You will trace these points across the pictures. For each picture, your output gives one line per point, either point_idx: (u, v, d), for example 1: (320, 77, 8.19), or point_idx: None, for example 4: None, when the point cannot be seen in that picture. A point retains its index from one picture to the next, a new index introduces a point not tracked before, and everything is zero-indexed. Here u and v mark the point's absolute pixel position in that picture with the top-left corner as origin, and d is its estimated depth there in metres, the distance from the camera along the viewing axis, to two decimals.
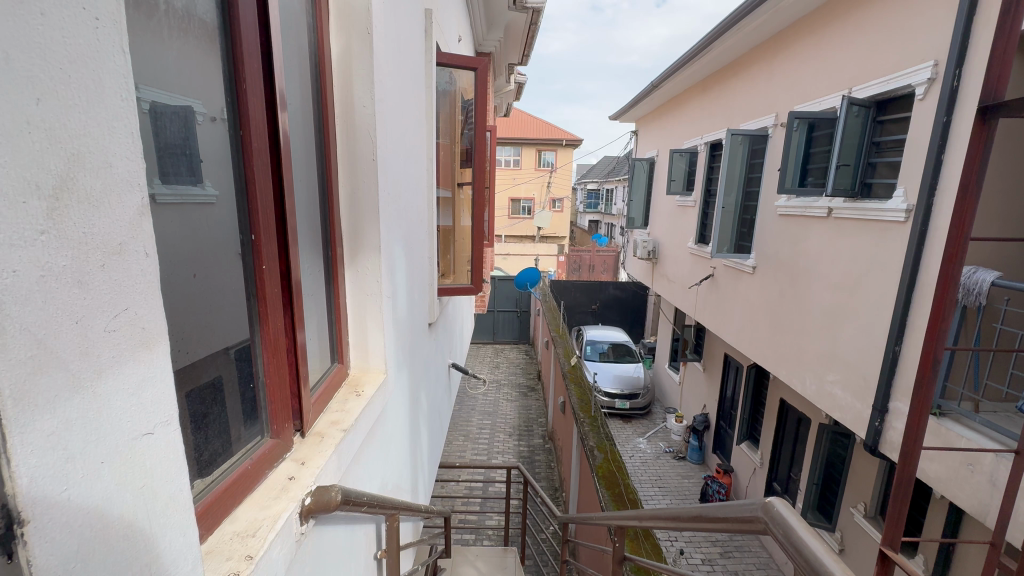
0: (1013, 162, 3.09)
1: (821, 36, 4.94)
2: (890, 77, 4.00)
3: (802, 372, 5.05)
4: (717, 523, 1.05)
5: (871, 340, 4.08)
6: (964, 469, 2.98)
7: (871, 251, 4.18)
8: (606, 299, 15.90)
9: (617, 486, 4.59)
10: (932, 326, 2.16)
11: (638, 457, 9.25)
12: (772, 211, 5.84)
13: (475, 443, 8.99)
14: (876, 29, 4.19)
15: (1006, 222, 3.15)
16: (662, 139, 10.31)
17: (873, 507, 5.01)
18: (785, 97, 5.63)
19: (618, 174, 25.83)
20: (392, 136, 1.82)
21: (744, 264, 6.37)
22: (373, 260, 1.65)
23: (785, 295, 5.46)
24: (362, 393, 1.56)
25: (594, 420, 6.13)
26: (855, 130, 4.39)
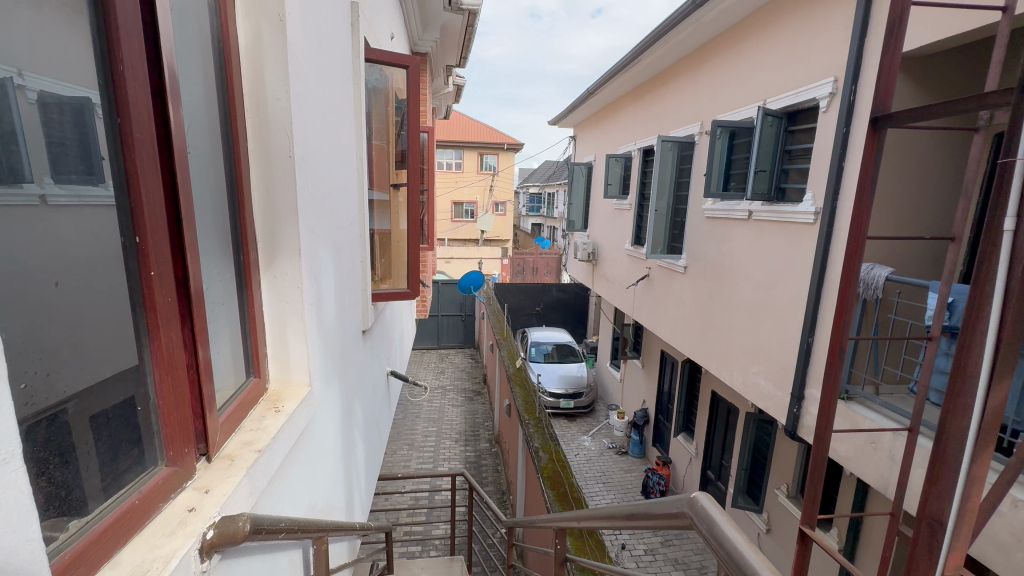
0: (901, 169, 3.45)
1: (740, 51, 5.30)
2: (798, 90, 4.36)
3: (730, 365, 5.37)
4: (648, 520, 1.07)
5: (788, 333, 4.43)
6: (868, 447, 3.29)
7: (786, 251, 4.53)
8: (550, 301, 16.13)
9: (562, 486, 4.63)
10: (836, 318, 2.35)
11: (583, 455, 9.44)
12: (700, 214, 6.18)
13: (420, 452, 8.76)
14: (785, 47, 4.56)
15: (895, 224, 3.52)
16: (599, 145, 10.64)
17: (794, 487, 5.44)
18: (709, 107, 5.99)
19: (559, 178, 26.43)
20: (312, 133, 1.71)
21: (676, 265, 6.71)
22: (292, 264, 1.53)
23: (714, 293, 5.79)
24: (282, 409, 1.44)
25: (539, 421, 6.17)
26: (770, 138, 4.74)
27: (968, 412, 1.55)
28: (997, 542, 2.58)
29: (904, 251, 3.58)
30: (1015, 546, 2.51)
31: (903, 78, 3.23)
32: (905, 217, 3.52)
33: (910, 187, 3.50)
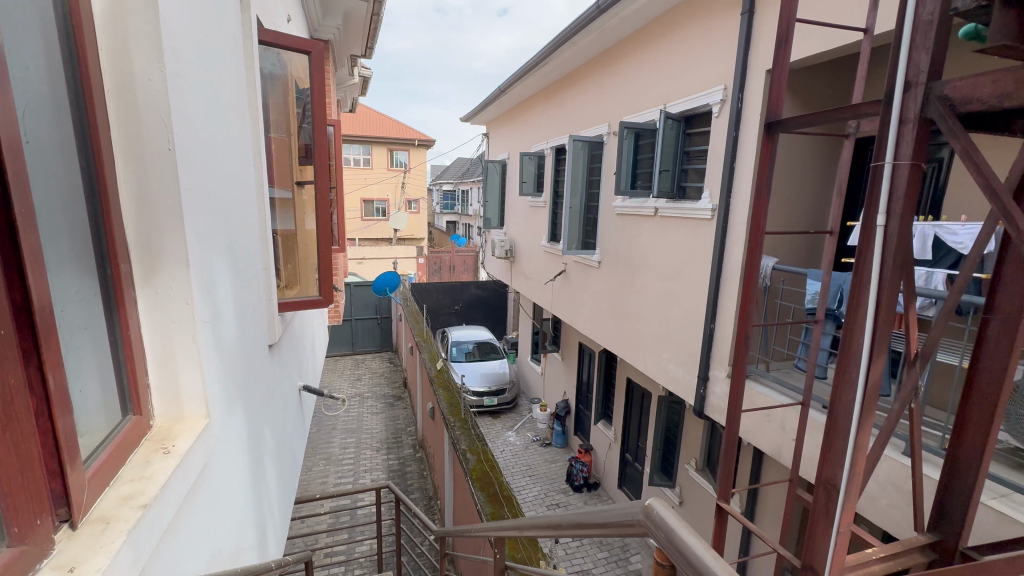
0: (784, 170, 3.85)
1: (641, 57, 5.62)
2: (693, 96, 4.72)
3: (643, 353, 5.69)
4: (599, 528, 1.04)
5: (693, 320, 4.79)
6: (764, 420, 3.65)
7: (688, 244, 4.89)
8: (469, 299, 16.03)
9: (492, 486, 4.59)
10: (742, 307, 2.54)
11: (508, 451, 9.52)
12: (611, 210, 6.47)
13: (338, 466, 8.24)
14: (681, 56, 4.92)
15: (779, 219, 3.94)
16: (512, 143, 10.75)
17: (701, 461, 5.93)
18: (615, 108, 6.27)
19: (472, 175, 26.35)
20: (196, 121, 1.46)
21: (590, 260, 6.98)
22: (178, 276, 1.30)
23: (626, 285, 6.10)
24: (173, 448, 1.22)
25: (465, 423, 6.07)
26: (671, 140, 5.06)
27: (853, 386, 1.75)
28: (868, 492, 2.98)
29: (785, 243, 4.04)
30: (881, 495, 2.91)
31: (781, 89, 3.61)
32: (787, 212, 3.95)
33: (790, 186, 3.93)
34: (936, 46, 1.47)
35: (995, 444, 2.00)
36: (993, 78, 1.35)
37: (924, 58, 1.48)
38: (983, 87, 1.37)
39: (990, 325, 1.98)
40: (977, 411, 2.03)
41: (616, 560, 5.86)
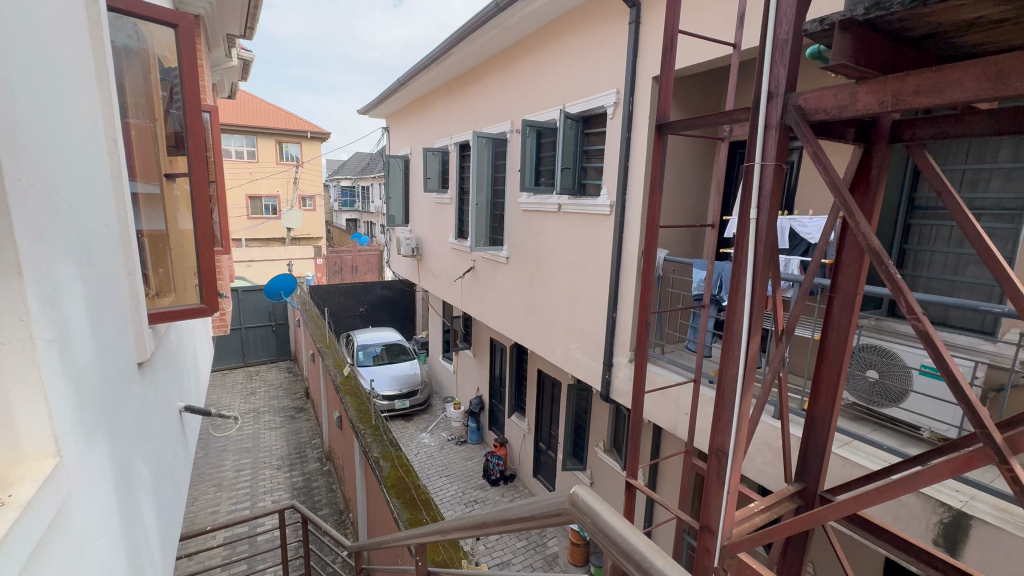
0: (670, 169, 4.23)
1: (540, 57, 5.79)
2: (589, 98, 4.98)
3: (552, 344, 5.91)
4: (524, 523, 1.04)
5: (597, 310, 5.07)
6: (662, 397, 3.99)
7: (590, 239, 5.15)
8: (374, 300, 15.35)
9: (408, 491, 4.46)
10: (642, 297, 2.70)
11: (423, 453, 9.32)
12: (517, 207, 6.60)
13: (231, 491, 7.43)
14: (577, 59, 5.15)
15: (668, 214, 4.30)
16: (413, 138, 10.47)
17: (609, 442, 6.32)
18: (517, 107, 6.40)
19: (373, 171, 25.22)
20: (24, 99, 1.20)
21: (499, 256, 7.07)
22: (6, 286, 1.06)
23: (534, 279, 6.27)
24: (12, 496, 1.01)
25: (376, 429, 5.80)
26: (571, 139, 5.27)
27: (736, 362, 1.96)
28: (747, 453, 3.39)
29: (673, 236, 4.43)
30: (758, 454, 3.32)
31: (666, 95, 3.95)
32: (674, 209, 4.34)
33: (676, 184, 4.32)
34: (791, 62, 1.69)
35: (841, 400, 2.38)
36: (834, 92, 1.59)
37: (782, 72, 1.70)
38: (826, 99, 1.61)
39: (836, 301, 2.35)
40: (828, 374, 2.40)
41: (533, 546, 6.06)
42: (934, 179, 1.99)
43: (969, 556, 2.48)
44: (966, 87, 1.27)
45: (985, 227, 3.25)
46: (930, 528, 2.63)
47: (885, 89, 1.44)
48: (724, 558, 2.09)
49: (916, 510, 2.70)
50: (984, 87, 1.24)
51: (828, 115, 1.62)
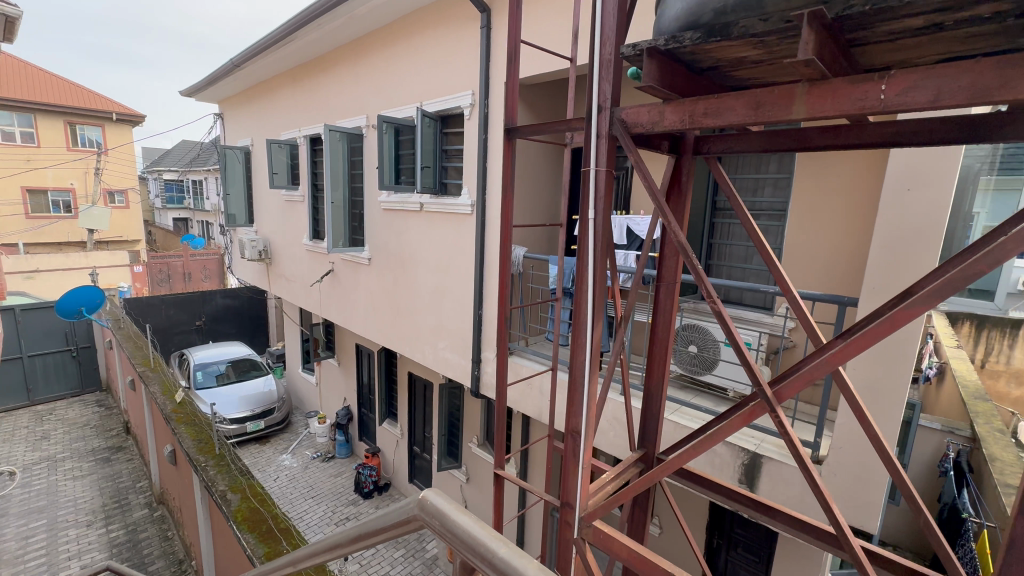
0: (523, 171, 4.46)
1: (394, 52, 5.62)
2: (446, 97, 4.99)
3: (420, 345, 5.82)
4: (378, 537, 1.02)
5: (464, 309, 5.14)
6: (527, 388, 4.21)
7: (453, 237, 5.19)
8: (214, 311, 13.35)
9: (264, 522, 4.00)
10: (501, 293, 2.69)
11: (283, 476, 8.44)
12: (378, 206, 6.34)
13: (16, 565, 5.82)
14: (432, 58, 5.13)
15: (525, 213, 4.56)
16: (255, 127, 9.35)
17: (482, 436, 6.48)
18: (373, 102, 6.12)
19: (206, 163, 21.92)
20: None
21: (360, 257, 6.70)
22: None
23: (398, 280, 6.08)
24: None
25: (221, 459, 5.07)
26: (429, 138, 5.22)
27: (584, 349, 2.16)
28: (601, 429, 3.76)
29: (530, 235, 4.71)
30: (610, 428, 3.71)
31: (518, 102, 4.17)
32: (529, 208, 4.61)
33: (530, 185, 4.58)
34: (614, 79, 1.91)
35: (669, 374, 2.79)
36: (647, 109, 1.83)
37: (608, 88, 1.91)
38: (642, 115, 1.85)
39: (661, 289, 2.72)
40: (658, 353, 2.78)
41: (411, 554, 5.91)
42: (724, 185, 2.44)
43: (762, 487, 3.11)
44: (738, 112, 1.57)
45: (763, 225, 4.06)
46: (736, 470, 3.23)
47: (684, 110, 1.70)
48: (582, 529, 2.29)
49: (727, 457, 3.27)
50: (749, 113, 1.55)
51: (644, 129, 1.85)
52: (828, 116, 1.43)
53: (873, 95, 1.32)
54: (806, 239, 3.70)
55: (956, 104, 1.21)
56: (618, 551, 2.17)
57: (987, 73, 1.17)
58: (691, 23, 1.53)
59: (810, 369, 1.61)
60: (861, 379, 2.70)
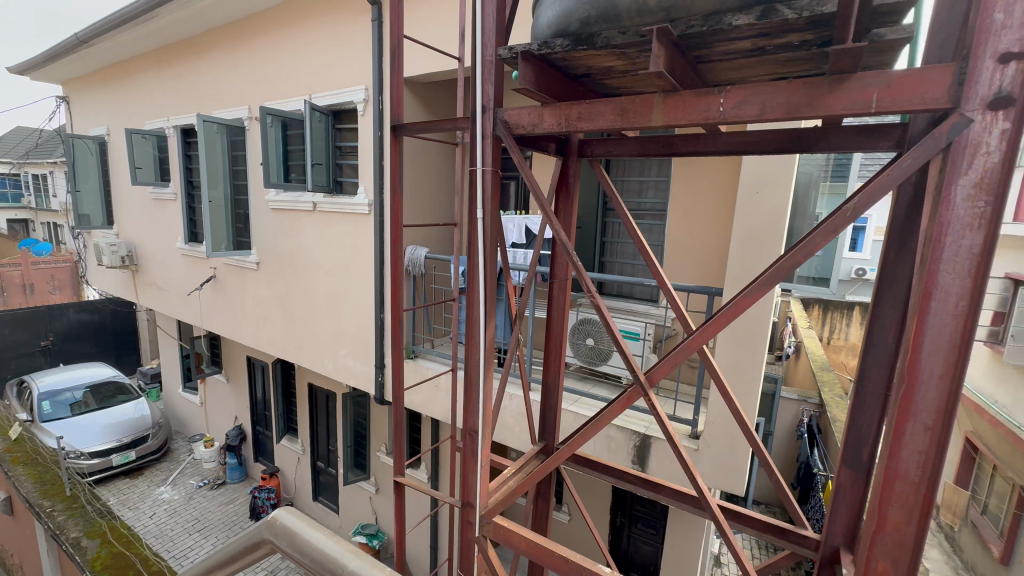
0: (418, 171, 4.48)
1: (279, 39, 5.22)
2: (338, 91, 4.74)
3: (319, 354, 5.47)
4: (231, 565, 0.96)
5: (364, 313, 4.93)
6: (434, 391, 4.23)
7: (351, 239, 4.95)
8: (65, 328, 11.32)
9: (133, 569, 3.48)
10: (393, 295, 2.57)
11: (162, 511, 7.47)
12: (265, 205, 5.83)
13: None
14: (322, 49, 4.84)
15: (422, 214, 4.61)
16: (111, 114, 8.11)
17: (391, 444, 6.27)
18: (255, 91, 5.62)
19: (49, 154, 18.59)
20: None
21: (247, 261, 6.12)
22: None
23: (292, 286, 5.66)
24: None
25: (74, 501, 4.31)
26: (320, 133, 4.90)
27: (478, 348, 2.17)
28: (507, 425, 3.84)
29: (427, 235, 4.75)
30: (515, 424, 3.80)
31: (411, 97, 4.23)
32: (427, 209, 4.66)
33: (426, 185, 4.60)
34: (496, 81, 1.95)
35: (565, 367, 2.91)
36: (528, 111, 1.88)
37: (490, 89, 1.93)
38: (523, 117, 1.90)
39: (554, 286, 2.83)
40: (554, 347, 2.89)
41: None
42: (607, 187, 2.59)
43: (651, 466, 3.39)
44: (607, 117, 1.68)
45: (647, 225, 4.42)
46: (629, 453, 3.47)
47: (560, 114, 1.78)
48: (483, 526, 2.31)
49: (621, 441, 3.50)
50: (617, 119, 1.67)
51: (526, 130, 1.91)
52: (680, 124, 1.58)
53: (714, 107, 1.49)
54: (682, 237, 4.09)
55: (776, 117, 1.41)
56: (517, 544, 2.22)
57: (797, 92, 1.37)
58: (561, 31, 1.61)
59: (674, 353, 1.77)
60: (727, 361, 3.04)
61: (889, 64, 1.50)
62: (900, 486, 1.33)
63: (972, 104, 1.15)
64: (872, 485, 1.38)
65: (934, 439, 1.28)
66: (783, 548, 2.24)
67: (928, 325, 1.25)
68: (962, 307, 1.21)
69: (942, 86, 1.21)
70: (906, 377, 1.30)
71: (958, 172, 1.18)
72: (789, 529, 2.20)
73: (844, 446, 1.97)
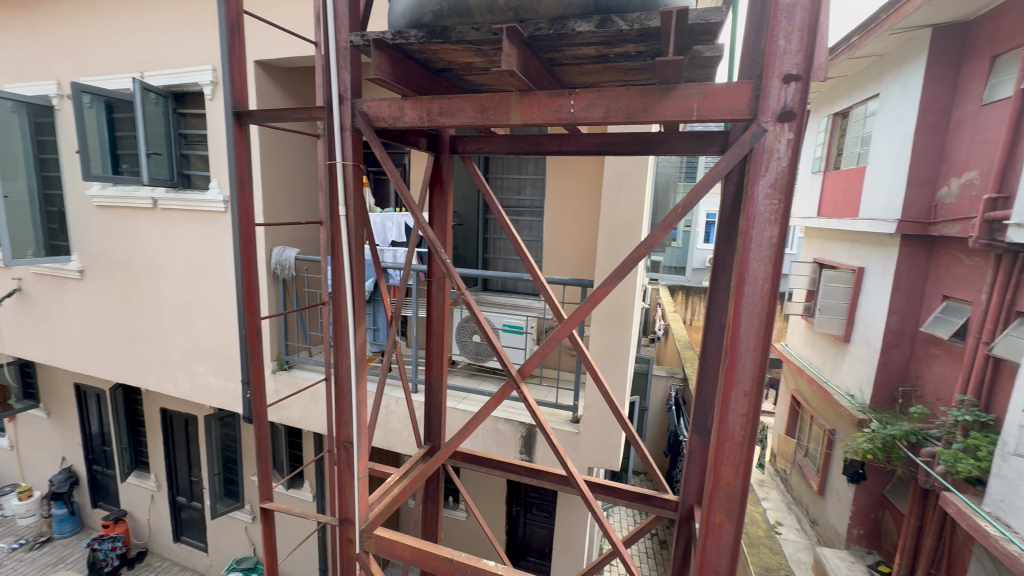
0: (274, 164, 4.18)
1: (96, 3, 4.38)
2: (178, 71, 4.12)
3: (171, 373, 4.75)
4: None
5: (225, 323, 4.39)
6: (312, 402, 3.99)
7: (204, 240, 4.35)
8: None
9: None
10: (247, 302, 2.29)
11: None
12: (88, 203, 4.87)
13: None
14: (156, 20, 4.17)
15: (284, 211, 4.33)
16: None
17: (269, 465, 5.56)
18: (65, 64, 4.65)
19: None
20: None
21: (68, 268, 5.07)
22: None
23: (130, 296, 4.82)
24: None
25: None
26: (157, 118, 4.22)
27: (348, 354, 2.03)
28: (395, 430, 3.70)
29: (291, 235, 4.47)
30: (402, 428, 3.68)
31: (263, 76, 4.00)
32: (287, 206, 4.37)
33: (284, 179, 4.31)
34: (352, 69, 1.84)
35: (448, 366, 2.88)
36: (388, 104, 1.80)
37: (346, 78, 1.81)
38: (383, 109, 1.81)
39: (433, 284, 2.77)
40: (436, 347, 2.84)
41: None
42: (480, 183, 2.59)
43: (537, 454, 3.51)
44: (468, 113, 1.68)
45: (526, 222, 4.61)
46: (516, 444, 3.56)
47: (421, 107, 1.74)
48: (364, 541, 2.19)
49: (509, 434, 3.58)
50: (477, 116, 1.67)
51: (386, 124, 1.83)
52: (536, 123, 1.63)
53: (565, 108, 1.56)
54: (558, 233, 4.29)
55: (619, 120, 1.52)
56: (401, 553, 2.15)
57: (634, 98, 1.49)
58: (415, 22, 1.56)
59: (543, 346, 1.84)
60: (600, 347, 3.27)
61: (711, 78, 1.71)
62: (729, 447, 1.53)
63: (766, 116, 1.36)
64: (709, 448, 1.58)
65: (752, 402, 1.49)
66: (650, 514, 2.46)
67: (743, 305, 1.46)
68: (766, 289, 1.43)
69: (745, 100, 1.41)
70: (729, 351, 1.50)
71: (759, 174, 1.39)
72: (654, 495, 2.43)
73: (693, 415, 2.23)
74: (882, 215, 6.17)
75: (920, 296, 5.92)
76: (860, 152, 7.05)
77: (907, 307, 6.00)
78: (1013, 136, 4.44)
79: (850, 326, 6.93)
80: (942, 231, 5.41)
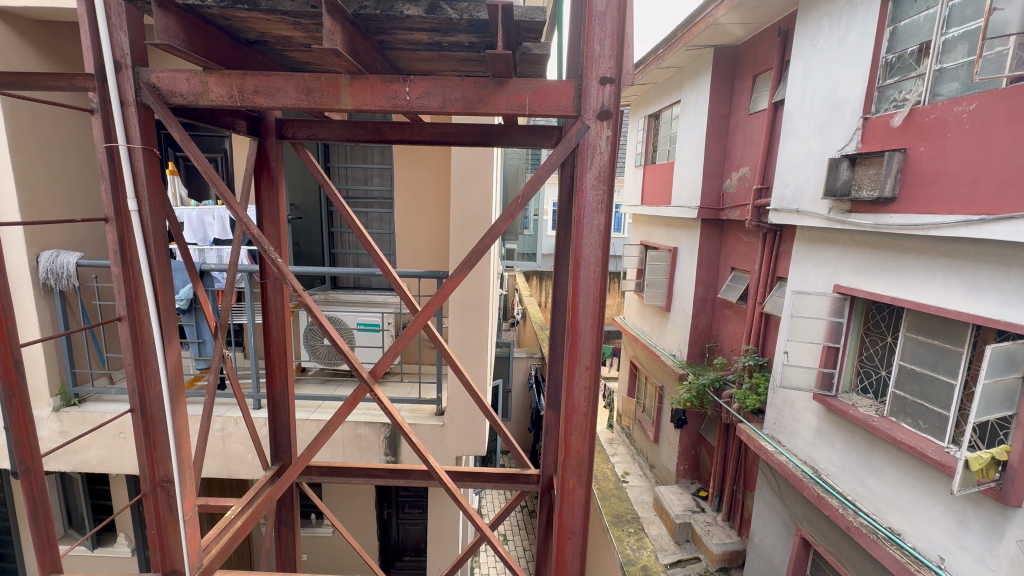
0: (31, 146, 3.26)
1: None
2: None
3: None
4: None
5: None
6: (119, 439, 3.27)
7: None
8: None
9: None
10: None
11: None
12: None
13: None
14: None
15: (52, 206, 3.43)
16: None
17: (61, 523, 4.41)
18: None
19: None
20: None
21: None
22: None
23: None
24: None
25: None
26: None
27: (158, 376, 1.69)
28: (236, 454, 3.24)
29: (66, 235, 3.57)
30: (245, 451, 3.24)
31: (4, 28, 3.07)
32: (57, 201, 3.47)
33: (48, 166, 3.39)
34: (133, 32, 1.49)
35: (294, 375, 2.59)
36: (185, 76, 1.52)
37: (123, 40, 1.47)
38: (178, 82, 1.51)
39: (268, 287, 2.46)
40: (278, 356, 2.53)
41: None
42: (315, 172, 2.34)
43: (403, 454, 3.41)
44: (290, 94, 1.50)
45: (376, 214, 4.42)
46: (380, 447, 3.41)
47: (230, 84, 1.50)
48: None
49: (372, 437, 3.40)
50: (302, 98, 1.51)
51: (184, 100, 1.53)
52: (371, 109, 1.53)
53: (400, 95, 1.49)
54: (410, 225, 4.17)
55: (456, 111, 1.51)
56: None
57: (470, 90, 1.49)
58: None
59: (396, 343, 1.75)
60: (459, 337, 3.29)
61: (541, 75, 1.81)
62: (577, 418, 1.67)
63: (588, 115, 1.49)
64: (560, 420, 1.70)
65: (593, 373, 1.64)
66: (516, 491, 2.58)
67: (581, 287, 1.59)
68: (598, 271, 1.58)
69: (569, 98, 1.52)
70: (572, 330, 1.62)
71: (586, 166, 1.51)
72: (517, 473, 2.55)
73: (547, 392, 2.39)
74: (688, 202, 7.37)
75: (716, 268, 7.26)
76: (669, 149, 8.33)
77: (708, 279, 7.29)
78: (770, 139, 5.69)
79: (669, 297, 8.19)
80: (728, 215, 6.68)
